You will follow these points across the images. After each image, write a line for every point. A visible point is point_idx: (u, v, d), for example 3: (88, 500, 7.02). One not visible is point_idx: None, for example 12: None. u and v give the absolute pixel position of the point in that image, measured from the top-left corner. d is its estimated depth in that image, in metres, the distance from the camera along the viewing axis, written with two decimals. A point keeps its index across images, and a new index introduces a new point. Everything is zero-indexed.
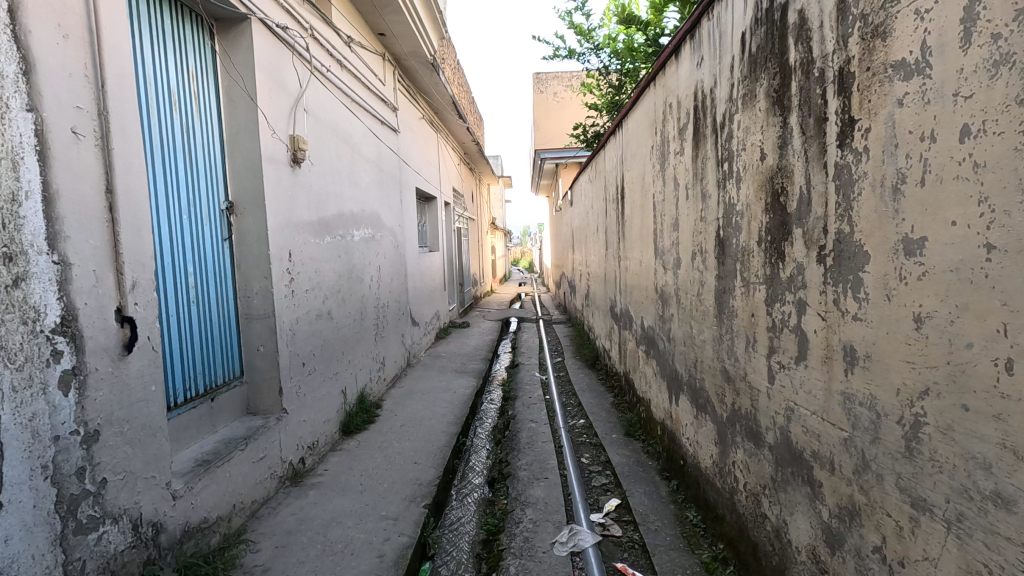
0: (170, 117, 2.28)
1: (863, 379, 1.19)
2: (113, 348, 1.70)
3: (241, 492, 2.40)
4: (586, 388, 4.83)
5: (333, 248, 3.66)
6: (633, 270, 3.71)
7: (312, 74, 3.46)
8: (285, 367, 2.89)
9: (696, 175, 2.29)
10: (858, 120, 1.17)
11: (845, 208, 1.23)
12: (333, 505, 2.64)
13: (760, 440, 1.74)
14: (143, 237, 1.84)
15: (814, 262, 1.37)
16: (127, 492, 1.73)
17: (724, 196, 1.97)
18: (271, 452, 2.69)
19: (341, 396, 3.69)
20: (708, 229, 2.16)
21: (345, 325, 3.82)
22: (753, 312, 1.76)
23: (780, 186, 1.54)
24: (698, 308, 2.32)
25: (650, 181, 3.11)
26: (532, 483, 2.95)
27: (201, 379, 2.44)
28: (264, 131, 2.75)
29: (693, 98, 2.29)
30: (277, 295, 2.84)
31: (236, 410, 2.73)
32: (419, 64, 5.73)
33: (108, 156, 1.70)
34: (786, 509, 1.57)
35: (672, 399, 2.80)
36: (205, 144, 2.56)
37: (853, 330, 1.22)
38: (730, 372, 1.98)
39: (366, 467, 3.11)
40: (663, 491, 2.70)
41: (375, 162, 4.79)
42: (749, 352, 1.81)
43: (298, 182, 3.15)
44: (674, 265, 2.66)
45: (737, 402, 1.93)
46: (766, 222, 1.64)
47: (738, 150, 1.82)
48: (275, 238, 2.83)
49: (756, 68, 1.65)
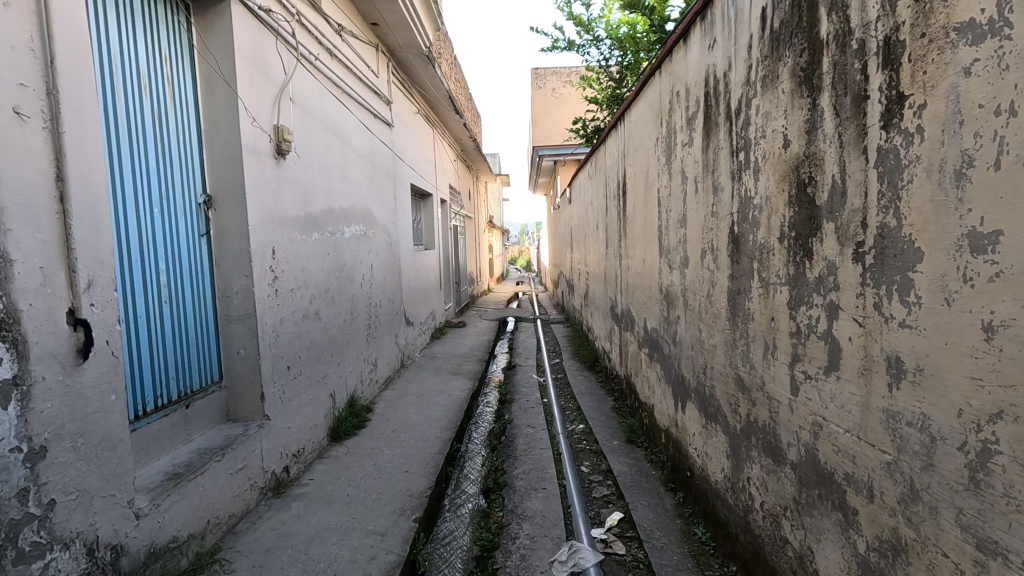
0: (138, 102, 2.11)
1: (912, 397, 1.03)
2: (65, 354, 1.53)
3: (216, 507, 2.23)
4: (585, 391, 4.67)
5: (321, 245, 3.49)
6: (635, 270, 3.54)
7: (299, 62, 3.27)
8: (267, 372, 2.72)
9: (706, 168, 2.13)
10: (909, 95, 1.01)
11: (891, 198, 1.07)
12: (316, 519, 2.47)
13: (780, 457, 1.59)
14: (102, 231, 1.67)
15: (850, 261, 1.21)
16: (81, 513, 1.56)
17: (740, 189, 1.80)
18: (251, 462, 2.53)
19: (329, 400, 3.53)
20: (720, 226, 2.00)
21: (334, 325, 3.65)
22: (774, 316, 1.60)
23: (807, 176, 1.38)
24: (708, 310, 2.17)
25: (654, 176, 2.96)
26: (529, 495, 2.79)
27: (174, 386, 2.27)
28: (244, 120, 2.58)
29: (703, 84, 2.13)
30: (259, 293, 2.66)
31: (214, 417, 2.56)
32: (413, 56, 5.55)
33: (58, 139, 1.53)
34: (812, 535, 1.41)
35: (678, 405, 2.65)
36: (180, 134, 2.39)
37: (899, 339, 1.06)
38: (745, 381, 1.83)
39: (354, 477, 2.94)
40: (668, 504, 2.54)
41: (366, 156, 4.61)
42: (767, 359, 1.65)
43: (282, 174, 2.97)
44: (681, 263, 2.50)
45: (753, 413, 1.78)
46: (789, 217, 1.48)
47: (756, 138, 1.66)
48: (256, 234, 2.66)
49: (779, 46, 1.49)
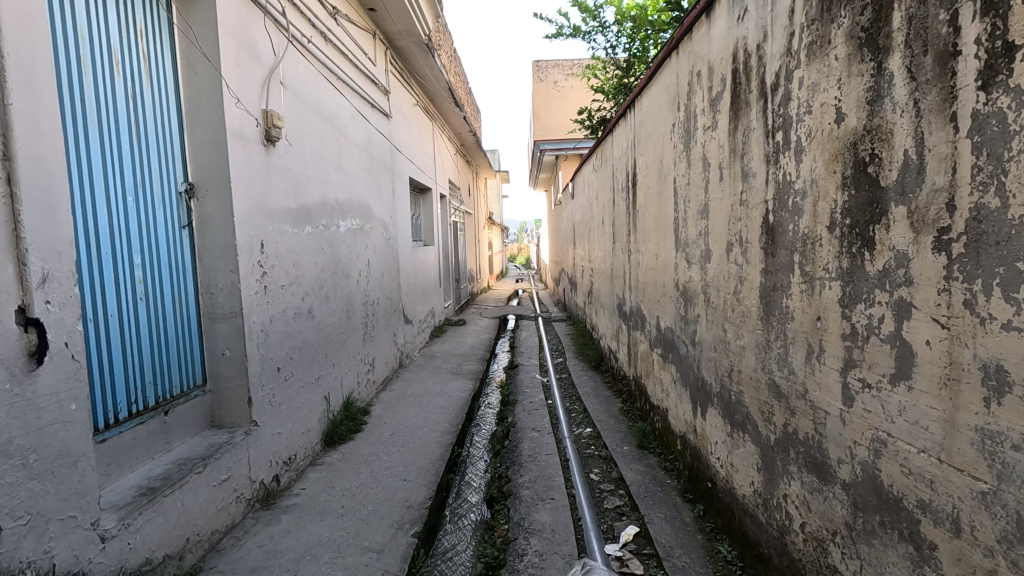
0: (107, 79, 1.93)
1: (1018, 414, 0.86)
2: (14, 359, 1.34)
3: (197, 524, 2.05)
4: (590, 392, 4.50)
5: (314, 239, 3.29)
6: (646, 265, 3.36)
7: (290, 43, 3.07)
8: (255, 375, 2.53)
9: (733, 152, 1.94)
10: (1020, 45, 0.83)
11: (992, 172, 0.89)
12: (308, 533, 2.29)
13: (826, 474, 1.40)
14: (60, 219, 1.48)
15: (928, 251, 1.03)
16: (33, 540, 1.37)
17: (777, 173, 1.62)
18: (236, 472, 2.34)
19: (323, 403, 3.34)
20: (750, 216, 1.81)
21: (328, 324, 3.46)
22: (820, 315, 1.41)
23: (869, 153, 1.19)
24: (734, 308, 1.99)
25: (670, 164, 2.77)
26: (536, 506, 2.61)
27: (150, 390, 2.09)
28: (228, 102, 2.38)
29: (730, 61, 1.94)
30: (245, 290, 2.47)
31: (196, 424, 2.37)
32: (412, 45, 5.34)
33: (4, 113, 1.34)
34: (871, 566, 1.23)
35: (697, 410, 2.47)
36: (157, 117, 2.20)
37: (1000, 344, 0.89)
38: (781, 388, 1.65)
39: (349, 486, 2.75)
40: (687, 517, 2.35)
41: (363, 147, 4.42)
42: (811, 364, 1.46)
43: (271, 163, 2.78)
44: (701, 258, 2.32)
45: (790, 422, 1.59)
46: (843, 201, 1.30)
47: (799, 114, 1.47)
48: (242, 226, 2.46)
49: (832, 4, 1.29)
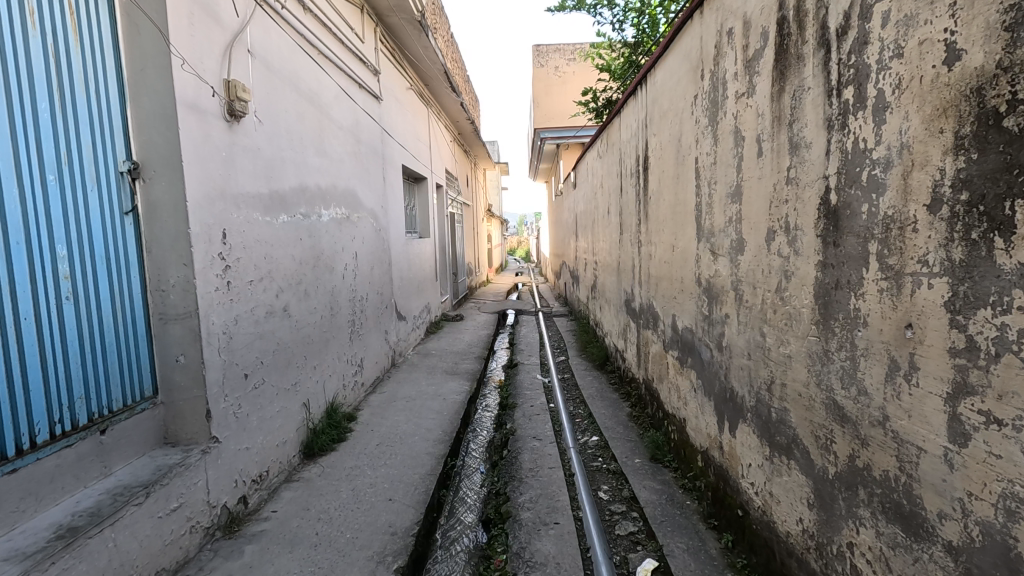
0: (16, 29, 1.59)
1: None
2: None
3: (136, 565, 1.73)
4: (596, 395, 4.18)
5: (290, 227, 2.95)
6: (660, 257, 3.02)
7: (257, 7, 2.71)
8: (215, 384, 2.20)
9: (777, 120, 1.60)
10: None
11: None
12: (274, 569, 1.97)
13: (921, 532, 1.08)
14: None
15: None
16: None
17: (843, 141, 1.27)
18: (192, 498, 2.02)
19: (302, 411, 3.01)
20: (803, 197, 1.47)
21: (308, 324, 3.13)
22: (910, 324, 1.08)
23: (1008, 98, 0.86)
24: (776, 309, 1.66)
25: (690, 142, 2.44)
26: (539, 532, 2.28)
27: (81, 405, 1.76)
28: (178, 67, 2.03)
29: (775, 8, 1.60)
30: (203, 287, 2.14)
31: (146, 442, 2.05)
32: (404, 22, 4.96)
33: None
34: None
35: (723, 425, 2.14)
36: (91, 83, 1.86)
37: None
38: (846, 411, 1.32)
39: (327, 508, 2.43)
40: (713, 548, 2.03)
41: (350, 131, 4.07)
42: (896, 385, 1.13)
43: (235, 140, 2.43)
44: (731, 248, 1.98)
45: (860, 455, 1.26)
46: (956, 168, 0.96)
47: (883, 62, 1.13)
48: (199, 213, 2.12)
49: None
